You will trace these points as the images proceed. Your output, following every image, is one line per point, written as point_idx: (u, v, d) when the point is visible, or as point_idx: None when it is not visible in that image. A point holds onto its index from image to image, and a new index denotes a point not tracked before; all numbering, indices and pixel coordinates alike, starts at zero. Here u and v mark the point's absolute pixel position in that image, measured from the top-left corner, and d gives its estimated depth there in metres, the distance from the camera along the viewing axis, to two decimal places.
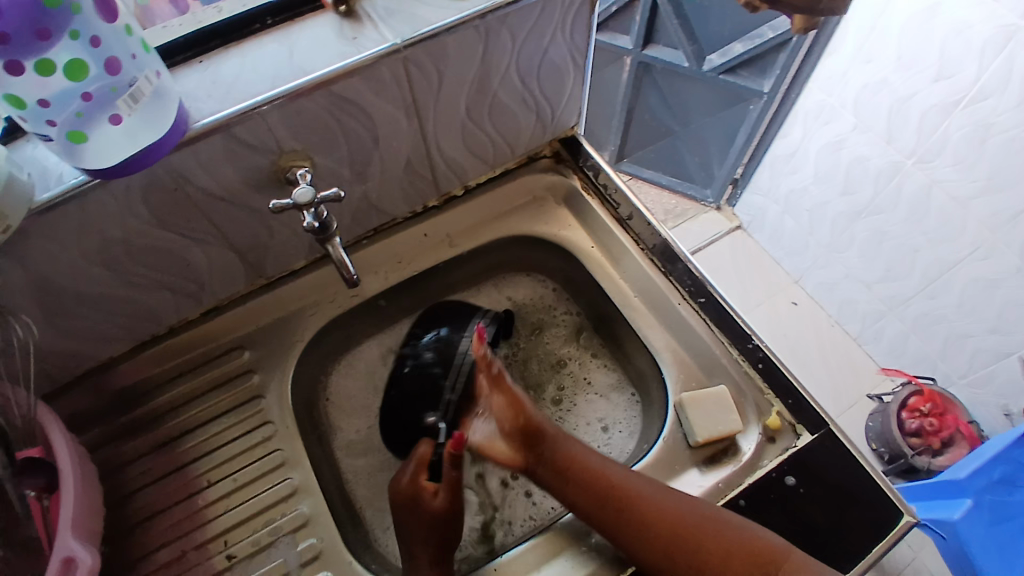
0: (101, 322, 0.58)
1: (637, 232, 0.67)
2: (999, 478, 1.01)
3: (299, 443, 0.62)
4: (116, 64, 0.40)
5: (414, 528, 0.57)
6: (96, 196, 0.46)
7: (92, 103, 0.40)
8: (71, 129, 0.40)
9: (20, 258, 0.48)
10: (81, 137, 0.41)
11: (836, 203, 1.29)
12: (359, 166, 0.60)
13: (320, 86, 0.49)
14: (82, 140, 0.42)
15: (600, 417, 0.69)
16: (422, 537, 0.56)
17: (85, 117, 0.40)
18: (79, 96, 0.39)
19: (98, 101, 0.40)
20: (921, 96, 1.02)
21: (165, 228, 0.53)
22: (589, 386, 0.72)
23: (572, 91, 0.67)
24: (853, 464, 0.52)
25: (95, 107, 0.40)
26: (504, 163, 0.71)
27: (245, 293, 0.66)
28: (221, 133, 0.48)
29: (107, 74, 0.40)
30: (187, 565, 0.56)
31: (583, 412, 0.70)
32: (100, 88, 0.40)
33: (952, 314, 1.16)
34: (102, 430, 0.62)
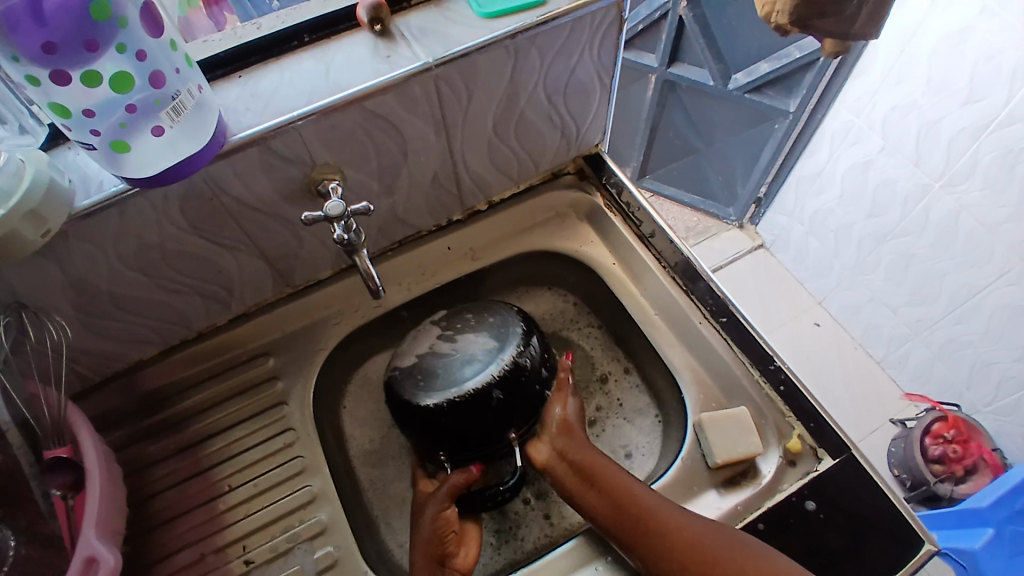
0: (133, 324, 0.60)
1: (659, 250, 0.68)
2: (1022, 509, 0.99)
3: (319, 450, 0.63)
4: (160, 78, 0.42)
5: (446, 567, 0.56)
6: (136, 203, 0.48)
7: (135, 113, 0.42)
8: (114, 139, 0.42)
9: (62, 261, 0.50)
10: (124, 147, 0.43)
11: (862, 224, 1.27)
12: (388, 180, 0.61)
13: (353, 102, 0.51)
14: (125, 150, 0.43)
15: (624, 444, 0.68)
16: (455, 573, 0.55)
17: (128, 128, 0.42)
18: (124, 107, 0.41)
19: (141, 112, 0.42)
20: (950, 120, 1.01)
21: (200, 236, 0.55)
22: (618, 409, 0.70)
23: (598, 110, 0.67)
24: (874, 491, 0.52)
25: (138, 117, 0.42)
26: (529, 179, 0.72)
27: (272, 300, 0.68)
28: (257, 146, 0.50)
29: (151, 87, 0.42)
30: (205, 567, 0.57)
31: (609, 438, 0.68)
32: (143, 99, 0.42)
33: (979, 341, 1.13)
34: (128, 431, 0.63)
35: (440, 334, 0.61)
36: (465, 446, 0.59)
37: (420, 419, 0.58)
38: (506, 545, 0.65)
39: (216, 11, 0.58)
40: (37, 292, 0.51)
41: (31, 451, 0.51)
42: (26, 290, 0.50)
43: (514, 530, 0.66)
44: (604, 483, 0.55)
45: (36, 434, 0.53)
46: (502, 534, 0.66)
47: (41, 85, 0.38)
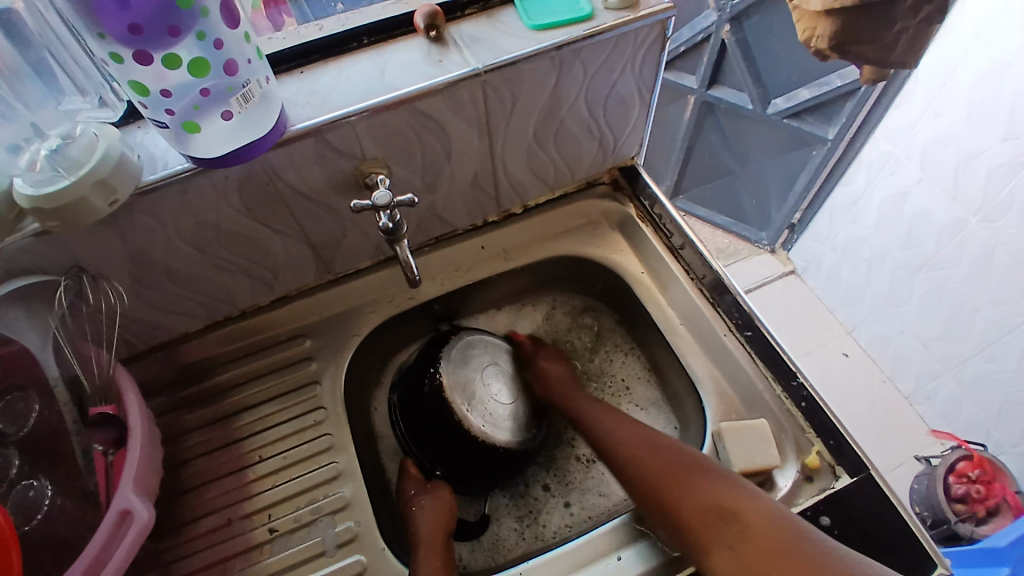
0: (182, 297, 0.64)
1: (688, 262, 0.69)
2: None
3: (346, 430, 0.65)
4: (233, 67, 0.46)
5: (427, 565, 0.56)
6: (198, 181, 0.52)
7: (208, 97, 0.46)
8: (186, 118, 0.46)
9: (125, 230, 0.53)
10: (194, 128, 0.47)
11: (896, 256, 1.26)
12: (431, 178, 0.64)
13: (406, 101, 0.54)
14: (194, 130, 0.47)
15: None
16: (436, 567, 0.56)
17: (200, 110, 0.46)
18: (198, 91, 0.45)
19: (213, 97, 0.46)
20: (989, 154, 1.00)
21: (254, 218, 0.59)
22: (626, 396, 0.74)
23: (636, 123, 0.69)
24: (891, 513, 0.52)
25: (210, 102, 0.46)
26: (564, 186, 0.75)
27: (312, 286, 0.71)
28: (314, 137, 0.53)
29: (223, 74, 0.45)
30: (230, 532, 0.60)
31: None
32: (216, 85, 0.45)
33: (1009, 382, 1.11)
34: (167, 399, 0.66)
35: (490, 362, 0.68)
36: (465, 474, 0.65)
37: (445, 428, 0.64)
38: (527, 529, 0.68)
39: (275, 12, 0.61)
40: (98, 258, 0.55)
41: (75, 408, 0.56)
42: (89, 256, 0.54)
43: (536, 514, 0.69)
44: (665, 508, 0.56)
45: (82, 391, 0.57)
46: (522, 520, 0.68)
47: (124, 63, 0.42)
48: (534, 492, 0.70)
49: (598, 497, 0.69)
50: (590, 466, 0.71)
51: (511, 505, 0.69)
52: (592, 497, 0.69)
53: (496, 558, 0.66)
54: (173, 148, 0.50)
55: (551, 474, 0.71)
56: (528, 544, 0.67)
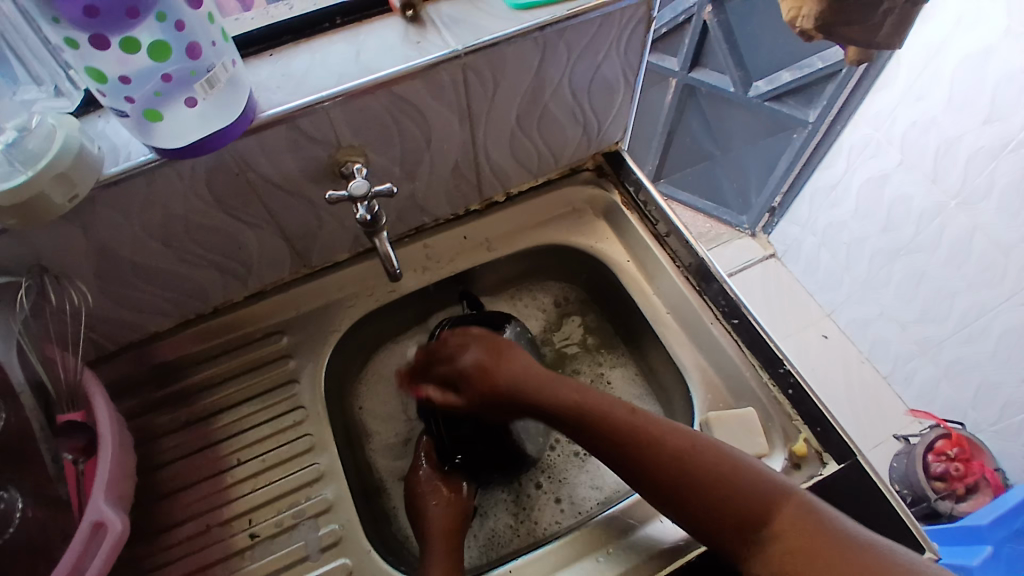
0: (152, 294, 0.61)
1: (674, 250, 0.68)
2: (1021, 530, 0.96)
3: (328, 428, 0.63)
4: (197, 49, 0.43)
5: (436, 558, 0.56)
6: (163, 173, 0.49)
7: (171, 83, 0.43)
8: (148, 106, 0.43)
9: (87, 226, 0.50)
10: (157, 116, 0.44)
11: (875, 238, 1.27)
12: (410, 166, 0.62)
13: (382, 86, 0.52)
14: (157, 118, 0.44)
15: None
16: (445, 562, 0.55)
17: (163, 97, 0.43)
18: (160, 77, 0.42)
19: (177, 82, 0.43)
20: (969, 137, 1.01)
21: (225, 210, 0.56)
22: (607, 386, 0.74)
23: (620, 108, 0.68)
24: (879, 498, 0.52)
25: (174, 88, 0.43)
26: (547, 173, 0.73)
27: (289, 279, 0.69)
28: (286, 124, 0.50)
29: (187, 58, 0.42)
30: (210, 539, 0.58)
31: None
32: (180, 70, 0.42)
33: (986, 361, 1.13)
34: (138, 402, 0.64)
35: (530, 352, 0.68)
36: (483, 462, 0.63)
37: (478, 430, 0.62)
38: (522, 525, 0.67)
39: None
40: (59, 255, 0.52)
41: (44, 413, 0.53)
42: (50, 254, 0.51)
43: (529, 510, 0.68)
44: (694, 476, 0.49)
45: (51, 396, 0.54)
46: (519, 516, 0.68)
47: (79, 48, 0.39)
48: (528, 490, 0.69)
49: (591, 490, 0.69)
50: (586, 460, 0.71)
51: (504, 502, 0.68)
52: (584, 490, 0.69)
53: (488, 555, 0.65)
54: (135, 138, 0.47)
55: (541, 472, 0.70)
56: (522, 539, 0.66)
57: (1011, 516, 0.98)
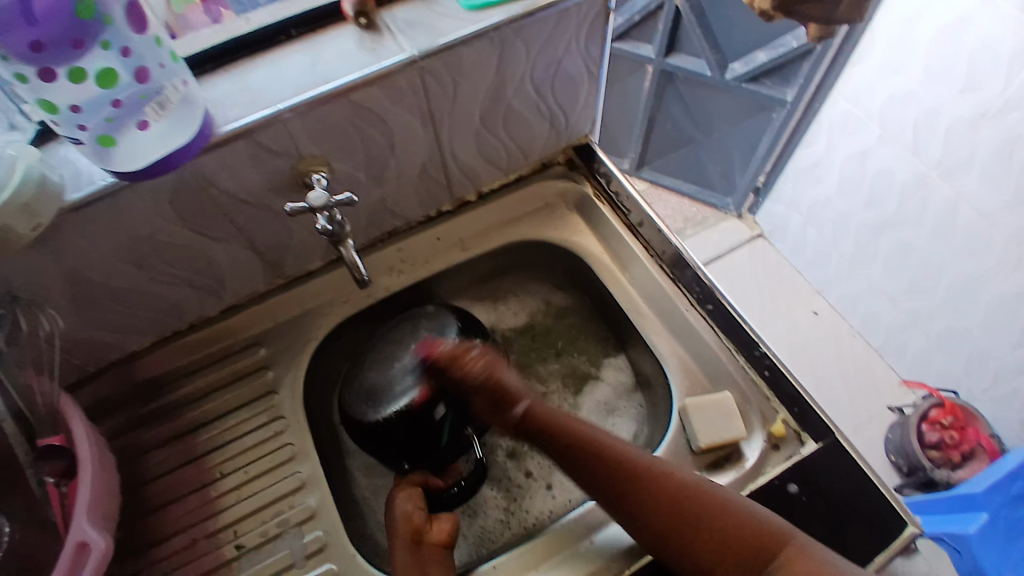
0: (128, 314, 0.61)
1: (647, 239, 0.68)
2: (1017, 495, 0.95)
3: (309, 438, 0.64)
4: (145, 73, 0.43)
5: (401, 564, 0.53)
6: (126, 195, 0.49)
7: (121, 109, 0.43)
8: (102, 133, 0.43)
9: (56, 253, 0.51)
10: (111, 141, 0.44)
11: (861, 214, 1.26)
12: (376, 171, 0.62)
13: (339, 95, 0.52)
14: (112, 144, 0.44)
15: (609, 405, 0.71)
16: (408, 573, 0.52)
17: (115, 122, 0.43)
18: (110, 103, 0.42)
19: (127, 108, 0.43)
20: (947, 108, 1.01)
21: (190, 227, 0.56)
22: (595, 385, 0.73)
23: (586, 100, 0.68)
24: (859, 474, 0.52)
25: (124, 113, 0.43)
26: (518, 169, 0.73)
27: (263, 292, 0.69)
28: (245, 139, 0.51)
29: (136, 82, 0.43)
30: (197, 552, 0.59)
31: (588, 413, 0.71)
32: (130, 95, 0.43)
33: (976, 330, 1.13)
34: (122, 419, 0.64)
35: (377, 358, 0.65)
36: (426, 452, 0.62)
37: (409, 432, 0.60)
38: (512, 517, 0.68)
39: (212, 4, 0.57)
40: (31, 284, 0.52)
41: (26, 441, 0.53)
42: (22, 284, 0.52)
43: (519, 500, 0.68)
44: (701, 510, 0.48)
45: (31, 424, 0.54)
46: (509, 509, 0.68)
47: (28, 82, 0.40)
48: (518, 480, 0.70)
49: None
50: None
51: (496, 492, 0.69)
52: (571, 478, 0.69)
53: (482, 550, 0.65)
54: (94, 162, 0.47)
55: (530, 461, 0.71)
56: (515, 527, 0.67)
57: (1008, 480, 0.97)
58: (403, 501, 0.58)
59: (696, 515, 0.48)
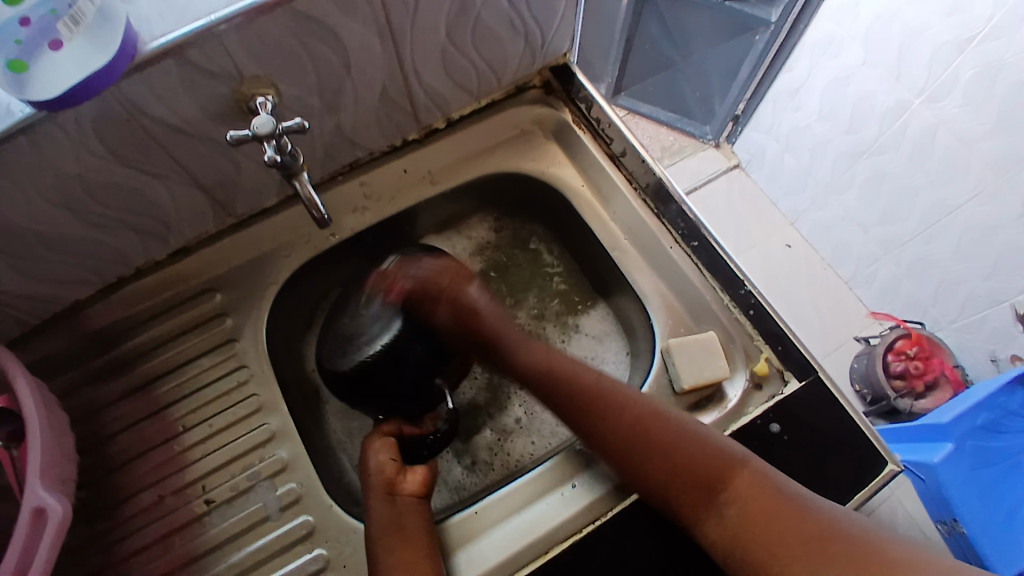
0: (64, 264, 0.55)
1: (630, 170, 0.63)
2: (982, 424, 0.91)
3: (275, 388, 0.61)
4: None
5: (379, 514, 0.52)
6: (49, 129, 0.42)
7: (31, 27, 0.38)
8: (11, 58, 0.38)
9: None
10: (22, 68, 0.38)
11: (838, 141, 1.24)
12: (331, 95, 0.55)
13: (281, 3, 0.44)
14: (24, 70, 0.38)
15: (593, 355, 0.69)
16: (386, 519, 0.52)
17: (25, 45, 0.38)
18: (18, 23, 0.37)
19: (37, 27, 0.38)
20: (932, 33, 0.97)
21: (123, 163, 0.49)
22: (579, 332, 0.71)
23: (564, 14, 0.61)
24: (840, 411, 0.51)
25: (34, 33, 0.38)
26: (489, 94, 0.67)
27: (214, 233, 0.63)
28: (175, 58, 0.43)
29: None
30: (166, 508, 0.56)
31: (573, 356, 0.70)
32: (39, 12, 0.37)
33: (946, 260, 1.14)
34: (73, 375, 0.60)
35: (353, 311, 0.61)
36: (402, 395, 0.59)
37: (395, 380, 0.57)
38: (494, 459, 0.67)
39: None
40: None
41: None
42: None
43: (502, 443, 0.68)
44: (654, 441, 0.49)
45: None
46: (491, 450, 0.67)
47: None
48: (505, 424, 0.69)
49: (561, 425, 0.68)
50: None
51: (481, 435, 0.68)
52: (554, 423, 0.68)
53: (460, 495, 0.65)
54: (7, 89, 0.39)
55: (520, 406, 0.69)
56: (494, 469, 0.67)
57: (974, 410, 0.91)
58: (378, 452, 0.57)
59: (648, 443, 0.49)
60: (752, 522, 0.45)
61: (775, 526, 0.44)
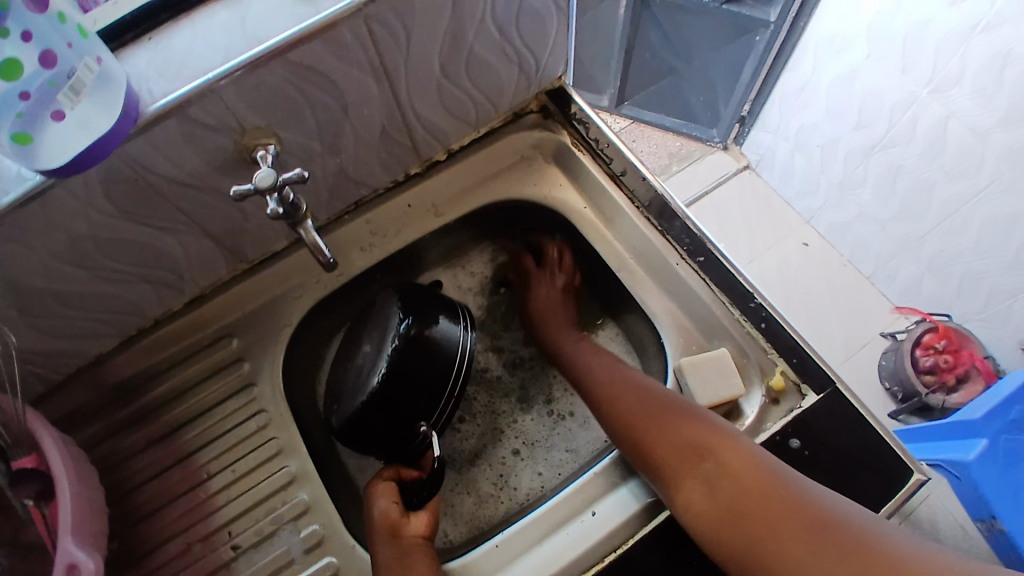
0: (82, 319, 0.56)
1: (631, 189, 0.63)
2: (1014, 419, 0.88)
3: (294, 431, 0.62)
4: (52, 56, 0.37)
5: (383, 556, 0.53)
6: (59, 194, 0.44)
7: (31, 101, 0.37)
8: (15, 131, 0.37)
9: None
10: (27, 139, 0.38)
11: (849, 138, 1.22)
12: (331, 139, 0.56)
13: (276, 56, 0.45)
14: (29, 142, 0.39)
15: None
16: (390, 557, 0.53)
17: (26, 118, 0.37)
18: (18, 97, 0.36)
19: (38, 100, 0.37)
20: (938, 22, 0.96)
21: (133, 220, 0.51)
22: None
23: (556, 38, 0.61)
24: (861, 425, 0.50)
25: (36, 105, 0.37)
26: (487, 122, 0.67)
27: (227, 280, 0.64)
28: (176, 117, 0.44)
29: (42, 68, 0.37)
30: (192, 557, 0.58)
31: None
32: (38, 85, 0.37)
33: (968, 254, 1.11)
34: (98, 429, 0.61)
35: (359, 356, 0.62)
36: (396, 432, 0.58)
37: (392, 416, 0.57)
38: (502, 491, 0.68)
39: None
40: None
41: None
42: None
43: (507, 477, 0.68)
44: (656, 414, 0.52)
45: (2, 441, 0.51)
46: (497, 485, 0.68)
47: None
48: (505, 457, 0.70)
49: (566, 452, 0.70)
50: (558, 424, 0.71)
51: (486, 470, 0.69)
52: (558, 452, 0.70)
53: (475, 530, 0.65)
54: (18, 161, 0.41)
55: (518, 438, 0.71)
56: (503, 505, 0.67)
57: (1003, 407, 0.88)
58: (380, 498, 0.57)
59: (651, 419, 0.52)
60: (733, 490, 0.45)
61: (762, 497, 0.43)
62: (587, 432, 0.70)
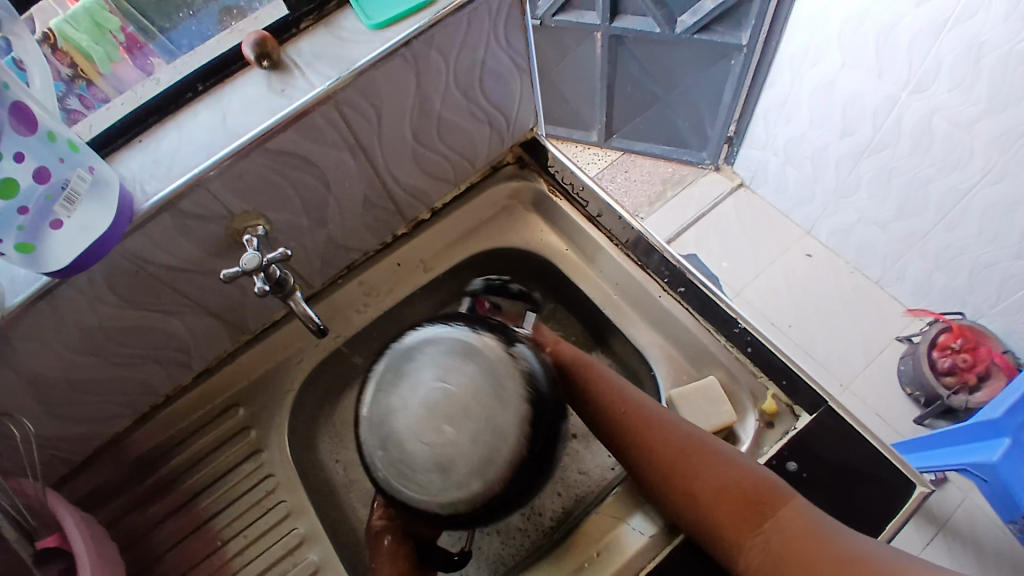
0: (99, 403, 0.59)
1: (609, 228, 0.65)
2: None
3: (302, 493, 0.64)
4: (45, 172, 0.41)
5: None
6: (66, 291, 0.47)
7: (30, 215, 0.41)
8: (19, 242, 0.41)
9: (13, 363, 0.49)
10: (30, 247, 0.42)
11: (835, 146, 1.22)
12: (317, 213, 0.60)
13: (255, 146, 0.49)
14: (32, 249, 0.42)
15: None
16: None
17: (27, 230, 0.41)
18: (18, 212, 0.40)
19: (37, 212, 0.41)
20: (907, 21, 0.98)
21: (138, 307, 0.54)
22: None
23: (522, 94, 0.65)
24: (857, 440, 0.50)
25: (35, 218, 0.41)
26: (466, 178, 0.70)
27: (231, 351, 0.67)
28: (168, 211, 0.48)
29: (36, 184, 0.41)
30: None
31: None
32: (34, 199, 0.41)
33: (973, 246, 1.10)
34: (119, 504, 0.63)
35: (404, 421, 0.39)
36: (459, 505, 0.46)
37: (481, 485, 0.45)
38: (526, 521, 0.67)
39: (140, 56, 0.53)
40: None
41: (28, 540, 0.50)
42: None
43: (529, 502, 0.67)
44: (699, 464, 0.48)
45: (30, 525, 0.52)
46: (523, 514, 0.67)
47: None
48: None
49: (580, 475, 0.68)
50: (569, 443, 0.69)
51: None
52: (575, 473, 0.68)
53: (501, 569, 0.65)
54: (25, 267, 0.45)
55: None
56: (530, 532, 0.66)
57: None
58: None
59: (693, 471, 0.48)
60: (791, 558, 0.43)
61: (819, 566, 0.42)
62: (596, 454, 0.68)
